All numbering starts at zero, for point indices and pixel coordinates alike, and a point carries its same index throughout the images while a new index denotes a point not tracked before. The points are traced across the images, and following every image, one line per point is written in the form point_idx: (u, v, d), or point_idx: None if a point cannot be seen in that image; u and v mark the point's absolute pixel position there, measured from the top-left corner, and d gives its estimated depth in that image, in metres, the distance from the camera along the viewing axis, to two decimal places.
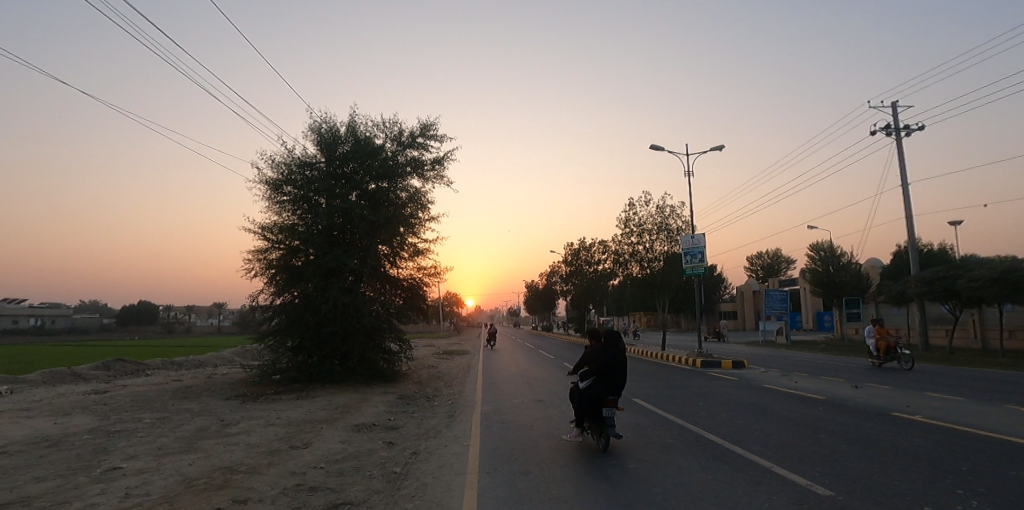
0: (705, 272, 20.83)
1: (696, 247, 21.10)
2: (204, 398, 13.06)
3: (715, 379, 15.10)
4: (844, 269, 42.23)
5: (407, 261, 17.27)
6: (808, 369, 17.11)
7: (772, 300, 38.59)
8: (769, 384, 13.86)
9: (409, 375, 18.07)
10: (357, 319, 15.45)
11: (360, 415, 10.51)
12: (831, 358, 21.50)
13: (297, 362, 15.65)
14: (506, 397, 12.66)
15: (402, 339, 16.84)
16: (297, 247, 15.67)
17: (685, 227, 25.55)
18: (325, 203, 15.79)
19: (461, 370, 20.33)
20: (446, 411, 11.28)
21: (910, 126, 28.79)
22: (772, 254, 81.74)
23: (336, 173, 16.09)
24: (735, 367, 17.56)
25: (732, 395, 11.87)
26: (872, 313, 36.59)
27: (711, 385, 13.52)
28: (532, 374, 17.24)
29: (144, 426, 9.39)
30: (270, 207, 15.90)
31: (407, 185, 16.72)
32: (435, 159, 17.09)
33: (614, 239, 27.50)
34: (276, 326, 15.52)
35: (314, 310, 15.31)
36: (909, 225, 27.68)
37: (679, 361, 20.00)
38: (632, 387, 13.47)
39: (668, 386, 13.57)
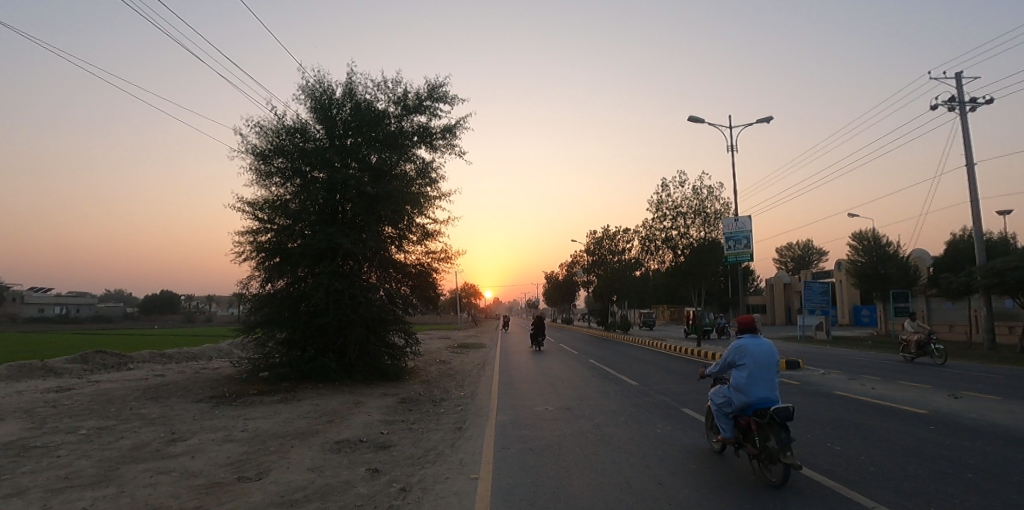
0: (751, 260, 18.43)
1: (742, 232, 18.62)
2: (174, 400, 11.21)
3: (772, 383, 12.75)
4: (889, 260, 39.08)
5: (414, 244, 15.28)
6: (877, 371, 14.65)
7: (811, 293, 35.81)
8: (844, 391, 11.48)
9: (417, 373, 16.06)
10: (354, 308, 13.36)
11: (346, 428, 8.49)
12: (896, 360, 18.84)
13: (288, 358, 13.66)
14: (526, 404, 10.54)
15: (408, 331, 14.72)
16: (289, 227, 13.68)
17: (725, 210, 22.98)
18: (320, 176, 13.76)
19: (475, 367, 18.38)
20: (452, 422, 9.19)
21: (977, 99, 25.44)
22: (801, 246, 78.10)
23: (333, 141, 14.00)
24: (789, 368, 15.21)
25: (805, 407, 9.57)
26: (924, 308, 33.54)
27: (773, 392, 11.26)
28: (555, 373, 15.21)
29: (75, 440, 7.53)
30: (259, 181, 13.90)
31: (413, 156, 14.60)
32: (446, 127, 14.90)
33: (646, 224, 25.07)
34: (264, 317, 13.55)
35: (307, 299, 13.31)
36: (975, 208, 24.54)
37: (722, 360, 17.66)
38: (676, 394, 11.28)
39: (719, 393, 11.31)
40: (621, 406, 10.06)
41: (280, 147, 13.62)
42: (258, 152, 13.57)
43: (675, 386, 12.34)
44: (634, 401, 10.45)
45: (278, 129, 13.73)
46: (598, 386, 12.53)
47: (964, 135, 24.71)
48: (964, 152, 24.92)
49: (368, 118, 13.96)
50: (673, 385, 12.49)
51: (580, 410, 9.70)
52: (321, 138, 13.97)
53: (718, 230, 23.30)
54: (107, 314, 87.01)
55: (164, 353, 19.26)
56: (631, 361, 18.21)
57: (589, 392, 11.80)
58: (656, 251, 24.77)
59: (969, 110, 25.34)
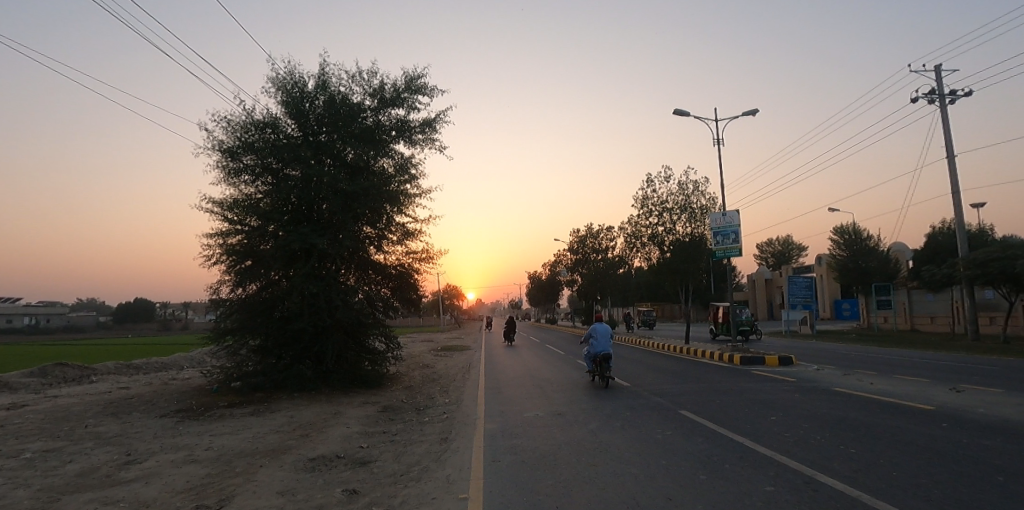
0: (740, 255, 18.14)
1: (730, 226, 18.32)
2: (135, 416, 10.38)
3: (768, 380, 12.39)
4: (870, 254, 39.48)
5: (393, 244, 14.64)
6: (870, 365, 14.45)
7: (795, 288, 35.95)
8: (843, 387, 11.16)
9: (400, 378, 15.37)
10: (330, 313, 12.62)
11: (322, 443, 7.82)
12: (885, 353, 18.73)
13: (261, 366, 12.86)
14: (515, 410, 9.98)
15: (389, 336, 14.02)
16: (261, 228, 12.91)
17: (711, 205, 22.70)
18: (292, 173, 13.02)
19: (461, 371, 17.75)
20: (437, 433, 8.58)
21: (956, 92, 25.69)
22: (782, 241, 79.06)
23: (306, 136, 13.29)
24: (782, 365, 14.94)
25: (807, 405, 9.19)
26: (905, 300, 33.91)
27: (770, 390, 10.90)
28: (544, 375, 14.69)
29: (16, 466, 6.74)
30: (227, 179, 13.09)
31: (391, 151, 13.93)
32: (426, 121, 14.29)
33: (631, 220, 24.64)
34: (234, 324, 12.73)
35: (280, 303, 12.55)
36: (956, 201, 24.72)
37: (713, 357, 17.32)
38: (671, 395, 10.84)
39: (716, 392, 10.90)
40: (616, 409, 9.57)
41: (249, 142, 12.84)
42: (226, 148, 12.78)
43: (670, 386, 11.93)
44: (629, 404, 9.97)
45: (246, 124, 12.95)
46: (590, 389, 12.04)
47: (944, 128, 24.86)
48: (944, 144, 25.13)
49: (343, 111, 13.26)
50: (666, 385, 12.07)
51: (573, 415, 9.18)
52: (293, 133, 13.24)
53: (705, 225, 22.99)
54: (78, 323, 83.95)
55: (131, 363, 18.24)
56: (621, 360, 17.79)
57: (582, 395, 11.30)
58: (642, 247, 24.38)
59: (949, 103, 25.56)
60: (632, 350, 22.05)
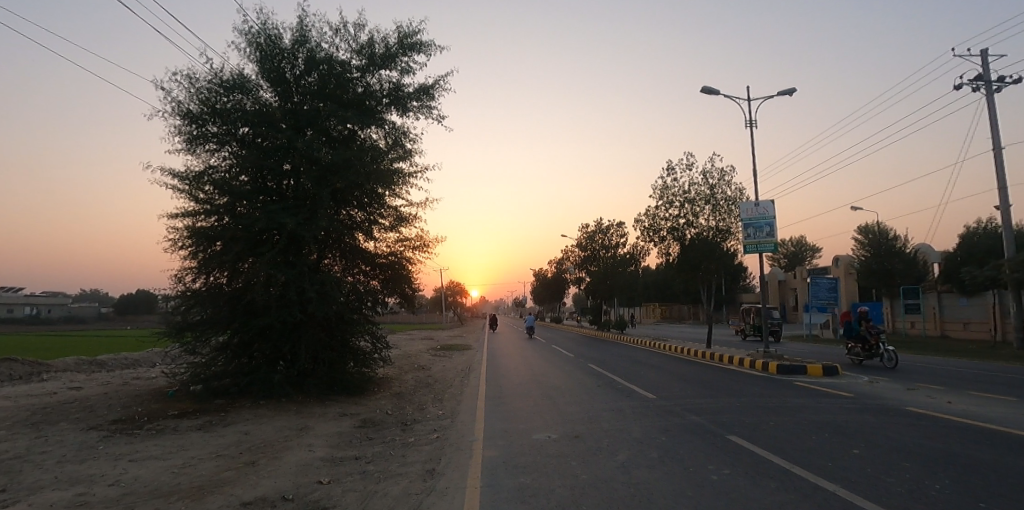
0: (775, 249, 16.19)
1: (764, 218, 16.29)
2: (60, 426, 8.50)
3: (821, 396, 10.47)
4: (896, 255, 37.21)
5: (384, 230, 13.04)
6: (932, 379, 12.52)
7: (819, 289, 33.79)
8: (920, 407, 9.25)
9: (389, 384, 13.46)
10: (304, 307, 10.61)
11: (268, 478, 5.90)
12: (935, 363, 16.76)
13: (226, 367, 10.87)
14: (522, 431, 8.07)
15: (375, 334, 12.11)
16: (227, 206, 10.89)
17: (738, 196, 20.69)
18: (264, 140, 11.10)
19: (459, 374, 15.87)
20: (422, 462, 6.68)
21: (1004, 78, 23.64)
22: (794, 242, 76.79)
23: (283, 100, 11.43)
24: (827, 375, 13.03)
25: (891, 434, 7.26)
26: (935, 305, 31.98)
27: (831, 411, 9.00)
28: (554, 383, 12.82)
29: None
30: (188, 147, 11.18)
31: (382, 120, 12.05)
32: (423, 88, 12.40)
33: (649, 212, 22.62)
34: (195, 317, 10.78)
35: (245, 295, 10.57)
36: (1004, 196, 22.64)
37: (743, 365, 15.43)
38: (711, 414, 8.92)
39: (765, 411, 8.97)
40: (648, 433, 7.65)
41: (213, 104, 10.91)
42: (187, 111, 10.87)
43: (705, 401, 10.03)
44: (663, 426, 8.03)
45: (212, 84, 11.07)
46: (610, 402, 10.15)
47: (992, 117, 22.77)
48: (991, 136, 23.12)
49: (326, 70, 11.40)
50: (700, 399, 10.16)
51: (596, 441, 7.25)
52: (268, 95, 11.34)
53: (730, 218, 20.99)
54: (80, 314, 82.08)
55: (94, 359, 16.44)
56: (639, 366, 15.91)
57: (602, 411, 9.40)
58: (660, 242, 22.37)
59: (996, 90, 23.47)
60: (648, 354, 20.11)
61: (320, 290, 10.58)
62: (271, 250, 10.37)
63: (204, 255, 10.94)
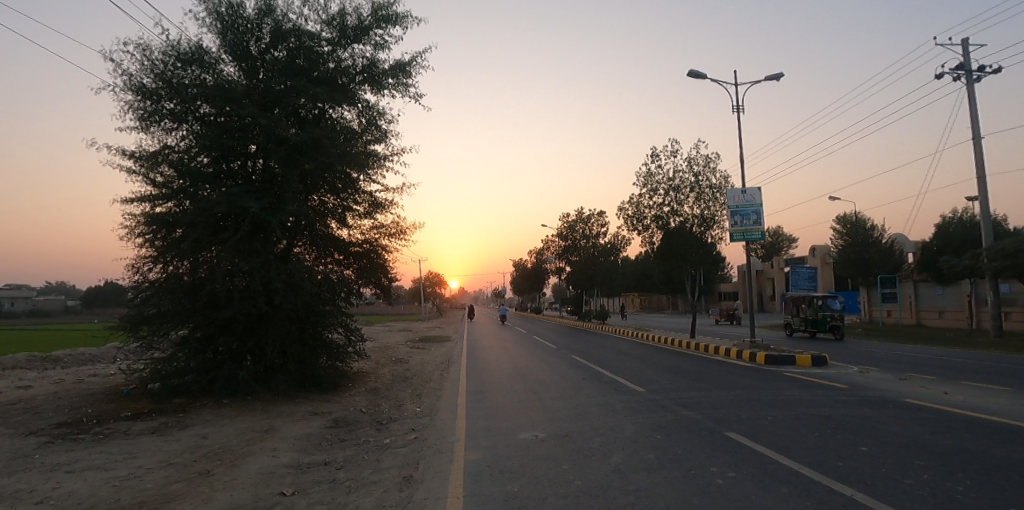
0: (762, 237, 15.88)
1: (751, 206, 15.97)
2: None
3: (814, 387, 10.19)
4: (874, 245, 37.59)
5: (359, 217, 12.37)
6: (918, 368, 12.44)
7: (799, 279, 33.93)
8: (915, 399, 9.01)
9: (364, 378, 12.79)
10: (270, 297, 9.82)
11: (223, 490, 5.24)
12: (916, 352, 16.80)
13: (187, 364, 10.02)
14: (506, 430, 7.52)
15: (348, 326, 11.44)
16: (185, 189, 10.01)
17: (723, 183, 20.38)
18: (226, 118, 10.22)
19: (439, 367, 15.28)
20: (398, 468, 6.07)
21: (984, 68, 23.77)
22: (771, 233, 77.87)
23: (247, 75, 10.57)
24: (814, 365, 12.84)
25: (894, 429, 6.92)
26: (911, 293, 32.71)
27: (826, 403, 8.70)
28: (538, 376, 12.34)
29: None
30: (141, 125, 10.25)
31: (355, 98, 11.28)
32: (399, 65, 11.65)
33: (633, 199, 22.15)
34: (151, 310, 9.88)
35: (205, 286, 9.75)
36: (982, 185, 22.87)
37: (728, 355, 15.18)
38: (704, 408, 8.52)
39: (759, 405, 8.60)
40: (641, 431, 7.17)
41: (169, 78, 10.00)
42: (140, 85, 9.94)
43: (696, 394, 9.64)
44: (657, 423, 7.57)
45: (168, 56, 10.14)
46: (598, 396, 9.70)
47: (971, 107, 22.95)
48: (970, 125, 23.28)
49: (294, 43, 10.57)
50: (691, 393, 9.77)
51: (587, 441, 6.74)
52: (230, 69, 10.46)
53: (715, 206, 20.70)
54: (43, 307, 78.75)
55: (47, 355, 15.36)
56: (624, 356, 15.54)
57: (590, 407, 8.92)
58: (644, 230, 21.98)
59: (976, 79, 23.61)
60: (632, 345, 19.80)
61: (287, 280, 9.81)
62: (234, 237, 9.57)
63: (160, 243, 10.05)
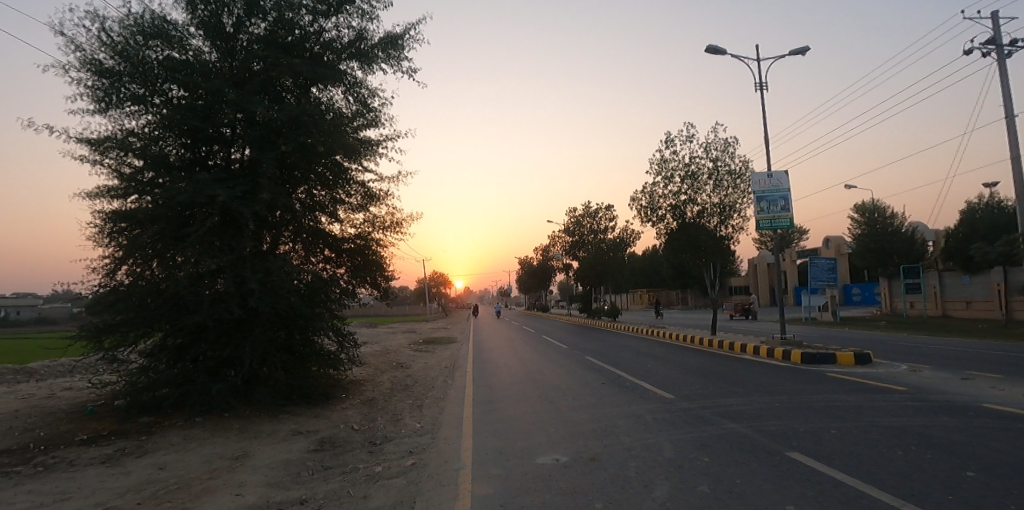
0: (791, 226, 14.61)
1: (777, 191, 14.68)
2: None
3: (869, 392, 8.98)
4: (896, 234, 35.91)
5: (351, 210, 11.29)
6: (976, 365, 11.21)
7: (818, 271, 32.45)
8: (994, 403, 7.77)
9: (360, 387, 11.59)
10: (245, 300, 8.58)
11: None
12: (959, 346, 15.54)
13: (159, 376, 8.79)
14: (521, 452, 6.29)
15: (339, 330, 10.25)
16: (148, 180, 8.75)
17: (745, 169, 19.02)
18: (194, 98, 8.95)
19: (443, 372, 14.12)
20: (390, 508, 4.85)
21: (1015, 42, 22.34)
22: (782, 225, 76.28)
23: (220, 50, 9.32)
24: (858, 364, 11.61)
25: (995, 444, 5.68)
26: (935, 283, 31.64)
27: (893, 411, 7.47)
28: (553, 382, 11.16)
29: None
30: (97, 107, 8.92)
31: (343, 75, 10.09)
32: (390, 38, 10.48)
33: (647, 188, 20.86)
34: (114, 317, 8.65)
35: (170, 289, 8.48)
36: (1017, 167, 21.51)
37: (758, 354, 13.93)
38: (750, 420, 7.26)
39: (815, 415, 7.37)
40: (685, 454, 5.92)
41: (128, 53, 8.69)
42: (95, 62, 8.64)
43: (736, 401, 8.42)
44: (700, 441, 6.33)
45: (128, 28, 8.80)
46: (624, 406, 8.47)
47: (1004, 83, 21.50)
48: (1002, 104, 21.86)
49: (271, 14, 9.37)
50: (730, 400, 8.54)
51: (620, 467, 5.52)
52: (200, 44, 9.19)
53: (736, 193, 19.35)
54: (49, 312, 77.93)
55: (21, 367, 14.26)
56: (644, 357, 14.29)
57: (617, 420, 7.67)
58: (659, 221, 20.67)
59: (1008, 54, 22.16)
60: (648, 344, 18.57)
61: (262, 280, 8.53)
62: (201, 230, 8.31)
63: (121, 240, 8.77)
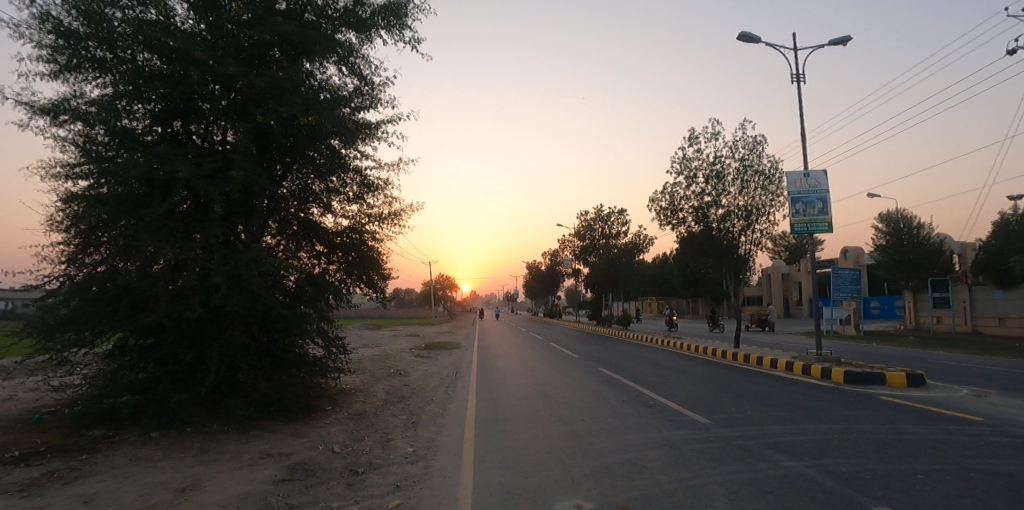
0: (829, 230, 13.32)
1: (815, 192, 13.39)
2: None
3: (939, 421, 7.68)
4: (922, 245, 34.33)
5: (346, 200, 10.15)
6: None
7: (841, 282, 30.91)
8: None
9: (350, 399, 10.36)
10: (208, 296, 7.27)
11: None
12: (1012, 368, 14.14)
13: (113, 384, 7.57)
14: (532, 494, 5.04)
15: (325, 333, 9.04)
16: (106, 154, 7.57)
17: (775, 169, 17.70)
18: (166, 66, 7.84)
19: (445, 382, 12.88)
20: None
21: None
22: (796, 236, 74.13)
23: (198, 13, 8.17)
24: (912, 386, 10.27)
25: None
26: (964, 297, 30.05)
27: (984, 449, 6.17)
28: (566, 398, 9.91)
29: None
30: (54, 71, 7.80)
31: (338, 46, 8.97)
32: (392, 7, 9.37)
33: (668, 188, 19.67)
34: (60, 317, 7.32)
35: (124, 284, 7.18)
36: None
37: (793, 371, 12.57)
38: (811, 456, 5.98)
39: (890, 452, 6.08)
40: (743, 502, 4.66)
41: (88, 10, 7.51)
42: (56, 22, 7.57)
43: (786, 430, 7.12)
44: (758, 485, 5.06)
45: None
46: (654, 433, 7.20)
47: None
48: None
49: None
50: (778, 428, 7.26)
51: None
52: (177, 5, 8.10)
53: (766, 196, 17.98)
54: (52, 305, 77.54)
55: None
56: (665, 371, 12.96)
57: (648, 452, 6.38)
58: (679, 223, 19.46)
59: None
60: (666, 356, 17.24)
61: (229, 274, 7.29)
62: (158, 213, 7.10)
63: (69, 223, 7.53)
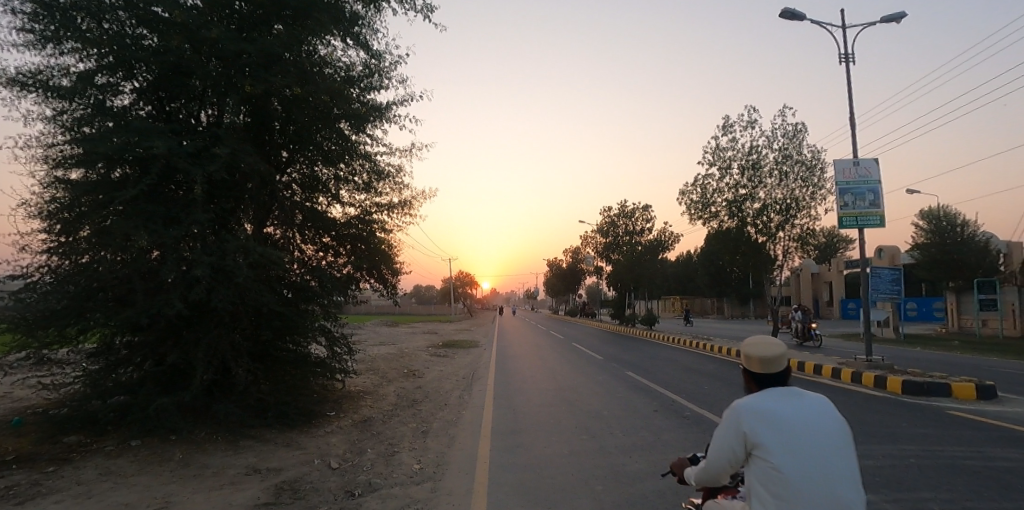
0: (881, 224, 12.09)
1: (866, 183, 12.20)
2: None
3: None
4: (967, 243, 32.34)
5: (354, 188, 9.39)
6: None
7: (880, 281, 29.24)
8: None
9: (357, 403, 9.61)
10: (192, 289, 6.61)
11: None
12: None
13: (95, 386, 6.90)
14: None
15: (327, 331, 8.28)
16: (87, 132, 6.88)
17: (817, 159, 16.44)
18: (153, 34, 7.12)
19: (460, 385, 12.06)
20: None
21: None
22: (826, 233, 71.50)
23: None
24: (985, 399, 9.07)
25: None
26: (1015, 299, 28.11)
27: None
28: (592, 407, 9.00)
29: None
30: (35, 43, 7.10)
31: (346, 19, 8.24)
32: None
33: (700, 181, 18.66)
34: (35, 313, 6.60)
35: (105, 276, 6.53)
36: None
37: (841, 380, 11.41)
38: (892, 489, 4.96)
39: (989, 486, 5.03)
40: None
41: None
42: None
43: (851, 453, 6.10)
44: None
45: None
46: (695, 453, 6.24)
47: None
48: None
49: None
50: (842, 449, 6.23)
51: None
52: None
53: (807, 188, 16.73)
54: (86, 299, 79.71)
55: None
56: (698, 377, 11.94)
57: None
58: (712, 218, 18.45)
59: None
60: (696, 359, 16.15)
61: (213, 265, 6.59)
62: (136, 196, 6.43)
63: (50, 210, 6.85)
